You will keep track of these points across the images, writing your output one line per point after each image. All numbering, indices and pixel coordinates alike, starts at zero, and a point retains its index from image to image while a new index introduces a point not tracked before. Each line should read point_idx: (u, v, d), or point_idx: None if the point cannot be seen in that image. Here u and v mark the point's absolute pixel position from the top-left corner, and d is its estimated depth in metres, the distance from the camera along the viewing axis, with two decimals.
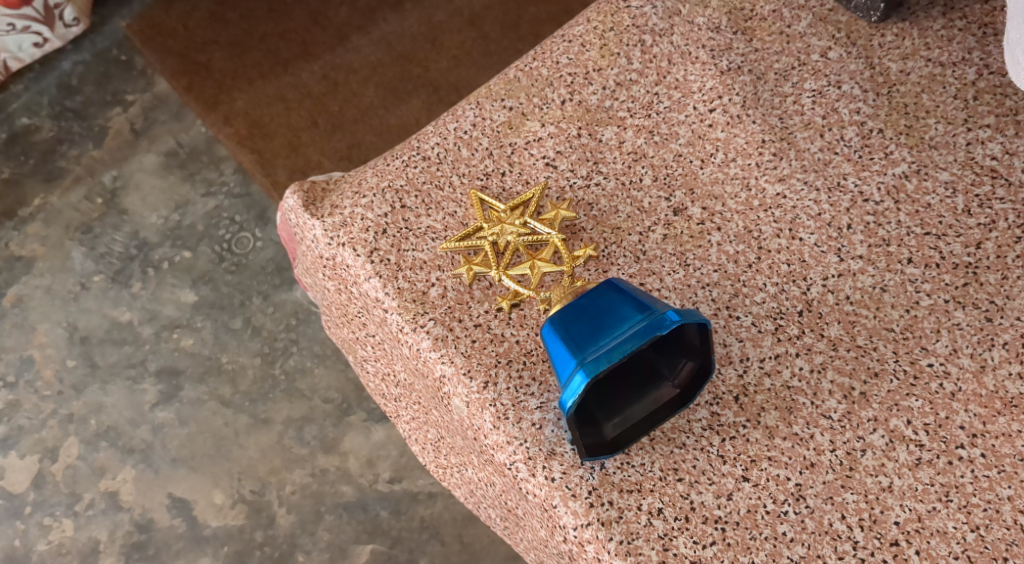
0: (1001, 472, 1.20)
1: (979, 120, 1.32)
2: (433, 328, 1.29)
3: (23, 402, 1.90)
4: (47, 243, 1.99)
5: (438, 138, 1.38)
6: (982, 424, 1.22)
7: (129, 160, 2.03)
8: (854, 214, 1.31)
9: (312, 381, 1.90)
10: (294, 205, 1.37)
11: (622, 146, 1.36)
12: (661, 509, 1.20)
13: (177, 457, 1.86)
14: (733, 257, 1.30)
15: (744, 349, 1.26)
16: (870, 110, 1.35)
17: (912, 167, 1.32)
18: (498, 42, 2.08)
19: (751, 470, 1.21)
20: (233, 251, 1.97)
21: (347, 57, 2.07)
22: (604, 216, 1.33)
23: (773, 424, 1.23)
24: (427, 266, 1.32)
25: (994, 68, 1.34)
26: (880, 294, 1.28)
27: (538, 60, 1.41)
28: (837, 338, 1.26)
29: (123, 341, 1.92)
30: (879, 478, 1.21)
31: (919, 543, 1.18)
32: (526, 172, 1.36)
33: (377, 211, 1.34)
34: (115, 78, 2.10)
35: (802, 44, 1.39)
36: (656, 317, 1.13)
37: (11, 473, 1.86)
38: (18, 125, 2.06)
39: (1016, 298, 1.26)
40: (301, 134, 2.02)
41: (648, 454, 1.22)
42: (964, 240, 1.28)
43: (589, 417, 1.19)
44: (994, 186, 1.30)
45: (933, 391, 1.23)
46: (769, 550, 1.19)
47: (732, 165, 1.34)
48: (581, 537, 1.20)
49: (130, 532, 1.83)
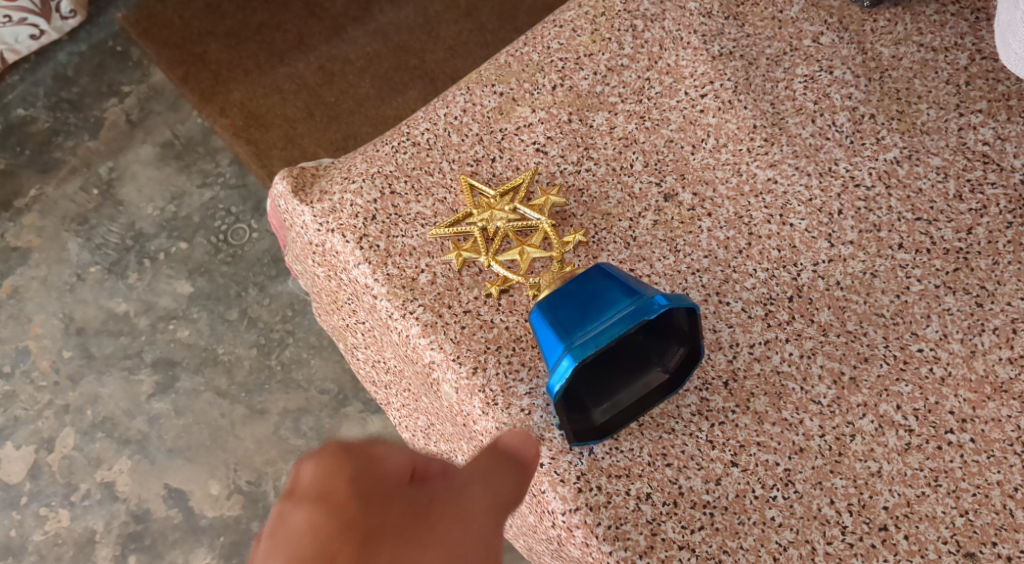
0: (990, 457, 1.20)
1: (971, 105, 1.32)
2: (422, 314, 1.29)
3: (20, 393, 1.89)
4: (43, 234, 1.98)
5: (427, 124, 1.37)
6: (972, 409, 1.22)
7: (125, 151, 2.02)
8: (845, 200, 1.30)
9: (308, 372, 1.89)
10: (283, 191, 1.36)
11: (613, 132, 1.35)
12: (649, 494, 1.20)
13: (173, 448, 1.86)
14: (723, 243, 1.30)
15: (734, 335, 1.25)
16: (861, 95, 1.34)
17: (903, 153, 1.31)
18: (495, 33, 2.07)
19: (740, 455, 1.21)
20: (228, 241, 1.97)
21: (343, 48, 2.06)
22: (595, 202, 1.33)
23: (763, 409, 1.23)
24: (416, 252, 1.31)
25: (987, 53, 1.34)
26: (870, 280, 1.27)
27: (529, 45, 1.40)
28: (828, 323, 1.26)
29: (119, 332, 1.92)
30: (869, 463, 1.21)
31: (908, 527, 1.18)
32: (516, 158, 1.35)
33: (366, 197, 1.33)
34: (111, 70, 2.07)
35: (794, 29, 1.37)
36: (644, 302, 1.13)
37: (7, 463, 1.86)
38: (14, 116, 2.04)
39: (1006, 283, 1.25)
40: (297, 125, 2.01)
41: (637, 439, 1.21)
42: (955, 226, 1.28)
43: (577, 403, 1.19)
44: (986, 172, 1.29)
45: (922, 376, 1.23)
46: (757, 535, 1.19)
47: (722, 151, 1.34)
48: (570, 522, 1.19)
49: (126, 523, 1.83)
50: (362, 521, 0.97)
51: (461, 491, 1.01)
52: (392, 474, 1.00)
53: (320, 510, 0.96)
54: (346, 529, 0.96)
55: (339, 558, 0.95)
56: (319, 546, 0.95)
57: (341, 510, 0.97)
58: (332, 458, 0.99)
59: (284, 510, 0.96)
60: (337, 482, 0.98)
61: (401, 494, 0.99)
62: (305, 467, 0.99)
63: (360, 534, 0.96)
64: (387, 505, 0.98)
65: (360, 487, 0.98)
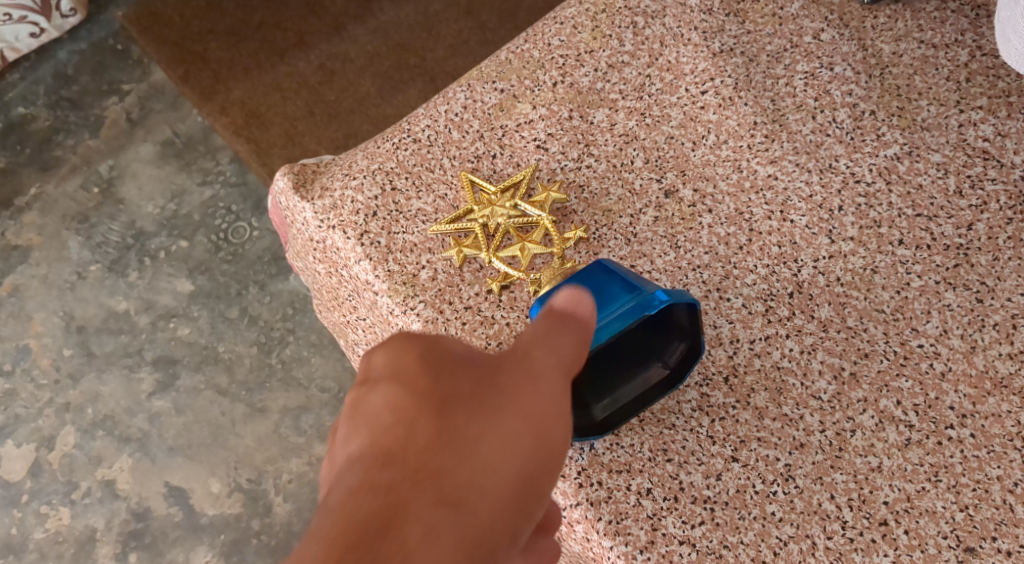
0: (990, 452, 1.20)
1: (972, 101, 1.32)
2: (423, 311, 1.29)
3: (21, 391, 1.90)
4: (43, 232, 1.98)
5: (428, 121, 1.37)
6: (972, 405, 1.22)
7: (125, 149, 2.02)
8: (845, 196, 1.30)
9: (309, 370, 1.90)
10: (283, 187, 1.36)
11: (613, 129, 1.36)
12: (650, 489, 1.20)
13: (174, 446, 1.86)
14: (724, 239, 1.30)
15: (734, 331, 1.26)
16: (861, 91, 1.34)
17: (903, 149, 1.31)
18: (495, 32, 2.07)
19: (740, 451, 1.21)
20: (229, 240, 1.97)
21: (343, 47, 2.07)
22: (595, 198, 1.33)
23: (763, 405, 1.23)
24: (417, 249, 1.31)
25: (986, 50, 1.34)
26: (870, 275, 1.27)
27: (529, 42, 1.40)
28: (828, 319, 1.26)
29: (120, 330, 1.92)
30: (869, 458, 1.21)
31: (908, 522, 1.19)
32: (517, 155, 1.35)
33: (367, 193, 1.34)
34: (111, 68, 2.07)
35: (794, 26, 1.38)
36: (645, 298, 1.14)
37: (8, 461, 1.86)
38: (14, 115, 2.04)
39: (1006, 279, 1.26)
40: (297, 124, 2.01)
41: (638, 434, 1.21)
42: (955, 222, 1.28)
43: (578, 399, 1.19)
44: (986, 168, 1.29)
45: (923, 371, 1.23)
46: (757, 530, 1.19)
47: (723, 148, 1.34)
48: (570, 517, 1.20)
49: (127, 521, 1.84)
50: (433, 393, 1.03)
51: (522, 354, 1.06)
52: (456, 351, 1.06)
53: (395, 386, 1.04)
54: (421, 397, 1.03)
55: (416, 426, 1.02)
56: (397, 415, 1.02)
57: (412, 385, 1.04)
58: (400, 341, 1.06)
59: (363, 395, 1.05)
60: (406, 361, 1.05)
61: (468, 365, 1.06)
62: (376, 356, 1.07)
63: (434, 399, 1.03)
64: (453, 375, 1.05)
65: (429, 362, 1.05)
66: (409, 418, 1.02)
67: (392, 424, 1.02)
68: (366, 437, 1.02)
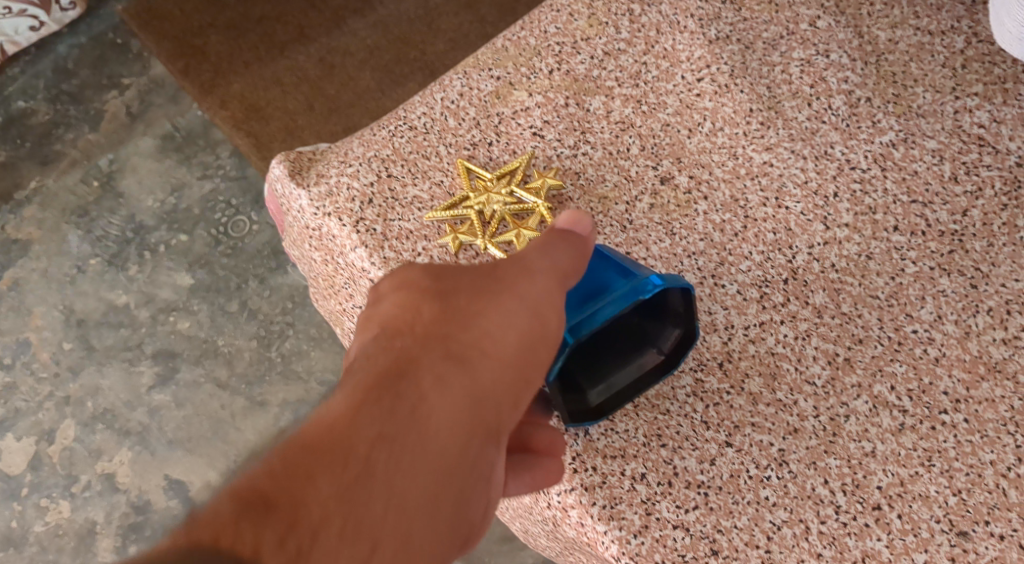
0: (983, 437, 1.20)
1: (967, 88, 1.32)
2: None
3: (20, 385, 1.90)
4: (43, 226, 1.99)
5: (425, 108, 1.37)
6: (966, 389, 1.22)
7: (125, 143, 2.03)
8: (840, 182, 1.30)
9: (308, 364, 1.90)
10: (280, 175, 1.36)
11: (610, 116, 1.36)
12: (644, 474, 1.20)
13: (173, 439, 1.87)
14: (719, 226, 1.30)
15: (729, 317, 1.26)
16: (857, 78, 1.34)
17: (899, 136, 1.31)
18: (495, 25, 2.06)
19: (734, 436, 1.21)
20: (228, 233, 1.97)
21: (343, 41, 2.06)
22: (591, 185, 1.33)
23: (757, 390, 1.23)
24: (413, 235, 1.32)
25: (982, 37, 1.34)
26: (865, 262, 1.27)
27: (526, 29, 1.40)
28: (822, 305, 1.26)
29: (120, 324, 1.93)
30: (863, 443, 1.21)
31: (901, 507, 1.19)
32: (514, 142, 1.35)
33: (362, 180, 1.34)
34: (111, 62, 2.08)
35: (791, 13, 1.38)
36: (638, 283, 1.14)
37: (9, 455, 1.87)
38: (15, 109, 2.05)
39: (1000, 264, 1.26)
40: (297, 117, 1.99)
41: (632, 420, 1.22)
42: (950, 208, 1.28)
43: (573, 384, 1.18)
44: (981, 154, 1.30)
45: (917, 356, 1.23)
46: (751, 514, 1.19)
47: (719, 135, 1.33)
48: (565, 502, 1.20)
49: (127, 514, 1.84)
50: (436, 286, 1.12)
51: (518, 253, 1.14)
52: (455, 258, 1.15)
53: (401, 286, 1.13)
54: (425, 289, 1.12)
55: (422, 310, 1.11)
56: (404, 306, 1.11)
57: (416, 282, 1.13)
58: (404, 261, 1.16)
59: (372, 300, 1.14)
60: (410, 266, 1.15)
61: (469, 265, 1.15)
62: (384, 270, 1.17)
63: (437, 290, 1.12)
64: (453, 273, 1.14)
65: (431, 265, 1.14)
66: (417, 302, 1.11)
67: (400, 312, 1.11)
68: (376, 327, 1.11)
